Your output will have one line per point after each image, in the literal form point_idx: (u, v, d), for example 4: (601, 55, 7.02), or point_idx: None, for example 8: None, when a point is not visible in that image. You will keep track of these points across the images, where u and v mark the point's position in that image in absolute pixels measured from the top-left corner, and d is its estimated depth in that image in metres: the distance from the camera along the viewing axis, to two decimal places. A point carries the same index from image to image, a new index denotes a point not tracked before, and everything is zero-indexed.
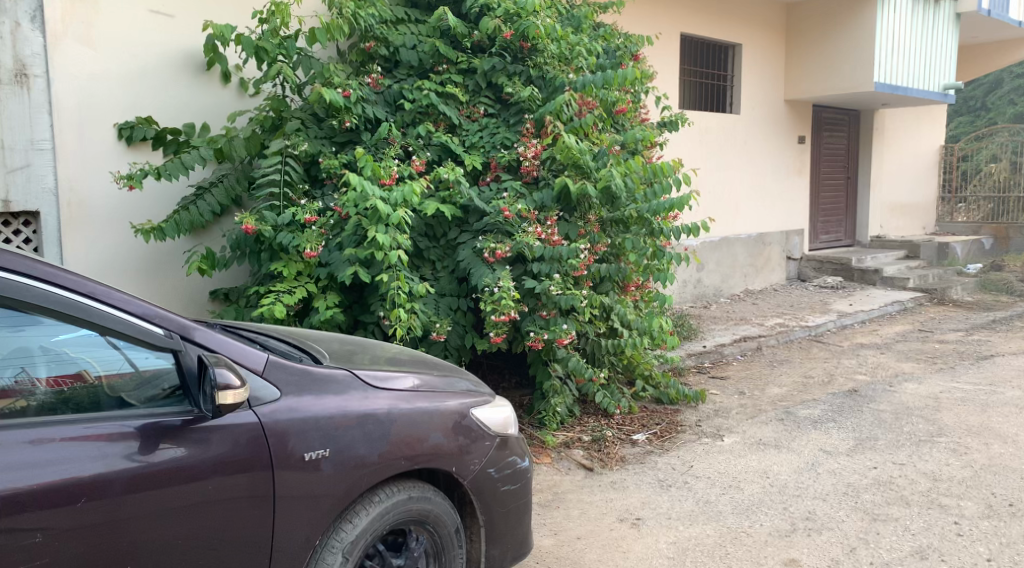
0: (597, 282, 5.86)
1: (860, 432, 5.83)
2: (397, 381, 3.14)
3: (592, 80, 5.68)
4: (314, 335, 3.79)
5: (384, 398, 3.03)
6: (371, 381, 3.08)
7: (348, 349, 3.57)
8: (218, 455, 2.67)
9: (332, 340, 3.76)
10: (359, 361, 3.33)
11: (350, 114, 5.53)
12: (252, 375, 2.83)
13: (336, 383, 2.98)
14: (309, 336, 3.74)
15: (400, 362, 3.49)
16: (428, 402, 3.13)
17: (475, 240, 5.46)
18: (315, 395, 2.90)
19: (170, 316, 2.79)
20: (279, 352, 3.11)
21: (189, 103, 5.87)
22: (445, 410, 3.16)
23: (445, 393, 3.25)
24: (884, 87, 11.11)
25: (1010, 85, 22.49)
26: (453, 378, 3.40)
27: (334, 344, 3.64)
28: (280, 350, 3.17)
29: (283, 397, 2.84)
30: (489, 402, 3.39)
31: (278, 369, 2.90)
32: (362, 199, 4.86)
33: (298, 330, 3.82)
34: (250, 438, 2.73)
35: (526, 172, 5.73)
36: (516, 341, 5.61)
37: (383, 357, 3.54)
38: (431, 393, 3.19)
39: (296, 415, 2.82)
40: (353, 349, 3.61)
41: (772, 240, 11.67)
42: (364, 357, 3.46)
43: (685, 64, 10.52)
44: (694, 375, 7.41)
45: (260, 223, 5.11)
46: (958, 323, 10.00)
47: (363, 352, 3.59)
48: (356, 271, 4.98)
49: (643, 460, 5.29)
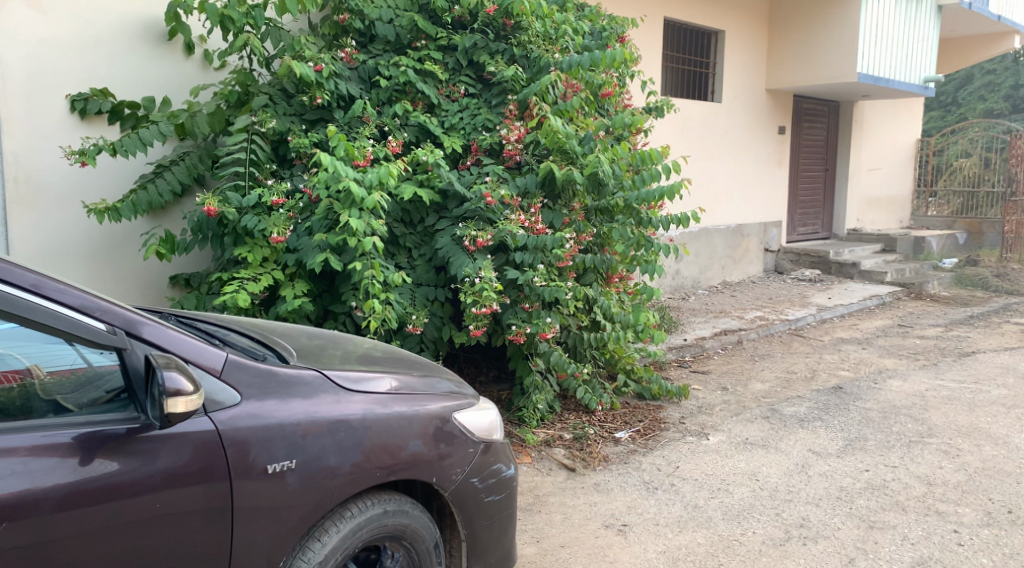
0: (580, 273, 5.60)
1: (848, 432, 5.62)
2: (373, 383, 2.85)
3: (579, 60, 5.40)
4: (279, 330, 3.50)
5: (358, 403, 2.73)
6: (344, 382, 2.78)
7: (316, 346, 3.28)
8: (168, 466, 2.38)
9: (299, 335, 3.48)
10: (329, 359, 3.04)
11: (322, 90, 5.21)
12: (207, 377, 2.52)
13: (305, 385, 2.68)
14: (274, 331, 3.45)
15: (375, 361, 3.21)
16: (407, 406, 2.85)
17: (454, 227, 5.16)
18: (280, 400, 2.60)
19: (115, 309, 2.47)
20: (241, 350, 2.80)
21: (149, 75, 5.50)
22: (425, 415, 2.87)
23: (426, 396, 2.96)
24: (865, 78, 10.96)
25: (980, 81, 22.53)
26: (433, 379, 3.11)
27: (301, 340, 3.35)
28: (241, 346, 2.87)
29: (244, 402, 2.54)
30: (473, 405, 3.11)
31: (239, 370, 2.59)
32: (335, 180, 4.54)
33: (262, 324, 3.52)
34: (205, 449, 2.43)
35: (508, 156, 5.50)
36: (496, 334, 5.33)
37: (355, 355, 3.26)
38: (410, 396, 2.90)
39: (259, 423, 2.52)
40: (322, 346, 3.32)
41: (750, 231, 11.50)
42: (335, 355, 3.17)
43: (668, 50, 10.27)
44: (675, 370, 7.19)
45: (223, 205, 4.78)
46: (937, 318, 9.87)
47: (334, 349, 3.31)
48: (328, 258, 4.66)
49: (627, 460, 5.05)
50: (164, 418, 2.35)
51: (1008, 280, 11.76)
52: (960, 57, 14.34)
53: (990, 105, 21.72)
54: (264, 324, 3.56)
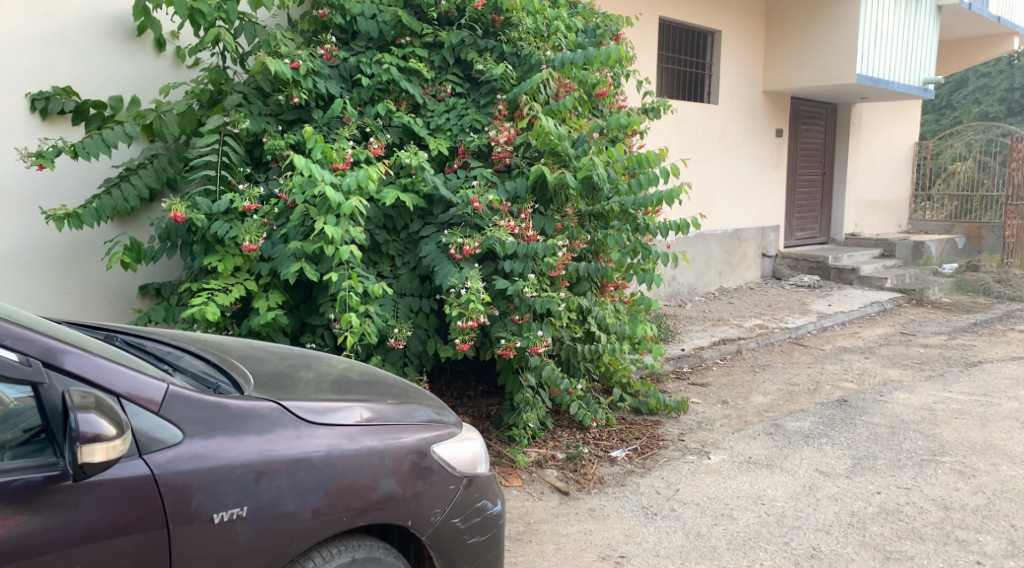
0: (573, 282, 5.34)
1: (856, 449, 5.31)
2: (340, 414, 2.62)
3: (572, 58, 5.10)
4: (244, 353, 3.23)
5: (322, 438, 2.51)
6: (308, 415, 2.55)
7: (282, 370, 3.01)
8: (93, 518, 2.19)
9: (266, 358, 3.20)
10: (293, 385, 2.79)
11: (299, 88, 4.90)
12: (142, 413, 2.31)
13: (260, 420, 2.46)
14: (237, 354, 3.18)
15: (346, 386, 2.94)
16: (377, 440, 2.62)
17: (440, 234, 4.86)
18: (230, 437, 2.39)
19: (31, 336, 2.29)
20: (189, 378, 2.58)
21: (116, 74, 5.20)
22: (399, 450, 2.64)
23: (401, 427, 2.73)
24: (865, 79, 10.70)
25: (975, 85, 22.31)
26: (410, 406, 2.86)
27: (268, 363, 3.08)
28: (192, 374, 2.64)
29: (186, 441, 2.33)
30: (455, 435, 2.86)
31: (181, 404, 2.37)
32: (311, 184, 4.25)
33: (225, 347, 3.25)
34: (139, 496, 2.25)
35: (497, 159, 5.20)
36: (484, 347, 5.01)
37: (326, 379, 2.99)
38: (383, 429, 2.67)
39: (202, 464, 2.32)
40: (289, 369, 3.05)
41: (747, 236, 11.23)
42: (300, 379, 2.90)
43: (663, 50, 9.99)
44: (673, 382, 6.89)
45: (192, 211, 4.46)
46: (940, 325, 9.59)
47: (303, 373, 3.04)
48: (302, 268, 4.37)
49: (624, 482, 4.75)
50: (79, 470, 2.18)
51: (1011, 285, 11.49)
52: (960, 58, 14.08)
53: (985, 108, 21.50)
54: (226, 346, 3.28)
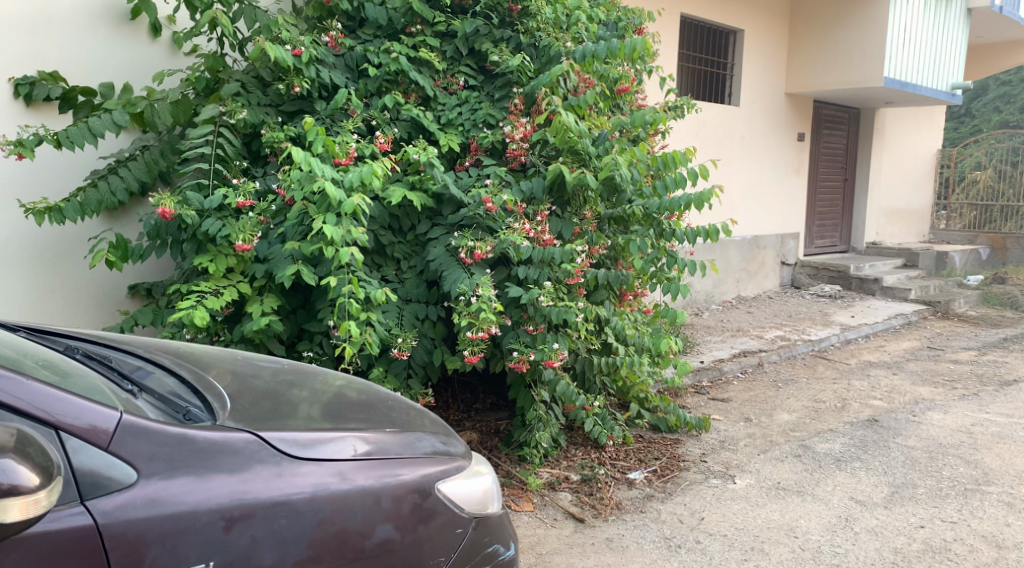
0: (591, 290, 4.97)
1: (893, 476, 4.92)
2: (330, 447, 2.36)
3: (594, 50, 4.74)
4: (229, 367, 2.91)
5: (306, 477, 2.25)
6: (290, 447, 2.30)
7: (269, 391, 2.70)
8: None
9: (253, 374, 2.89)
10: (280, 411, 2.51)
11: (301, 77, 4.57)
12: (87, 450, 2.10)
13: (232, 455, 2.22)
14: (221, 369, 2.86)
15: (341, 412, 2.63)
16: (371, 477, 2.34)
17: (449, 236, 4.52)
18: (195, 478, 2.15)
19: None
20: (150, 402, 2.37)
21: (107, 59, 4.88)
22: (397, 489, 2.35)
23: (400, 461, 2.44)
24: (893, 83, 10.32)
25: (995, 93, 21.88)
26: (413, 435, 2.58)
27: (255, 382, 2.77)
28: (159, 397, 2.45)
29: (143, 481, 2.11)
30: (465, 470, 2.56)
31: (138, 439, 2.15)
32: (309, 180, 3.92)
33: (206, 360, 2.94)
34: (79, 551, 2.02)
35: (512, 157, 4.85)
36: (494, 359, 4.65)
37: (319, 402, 2.69)
38: (379, 464, 2.39)
39: (160, 511, 2.09)
40: (277, 390, 2.74)
41: (767, 243, 10.85)
42: (288, 405, 2.59)
43: (683, 48, 9.63)
44: (692, 397, 6.52)
45: (181, 206, 4.13)
46: (969, 340, 9.19)
47: (295, 395, 2.72)
48: (299, 270, 4.02)
49: (644, 509, 4.40)
50: None
51: None
52: (988, 64, 13.65)
53: (1005, 116, 21.04)
54: (208, 359, 2.97)
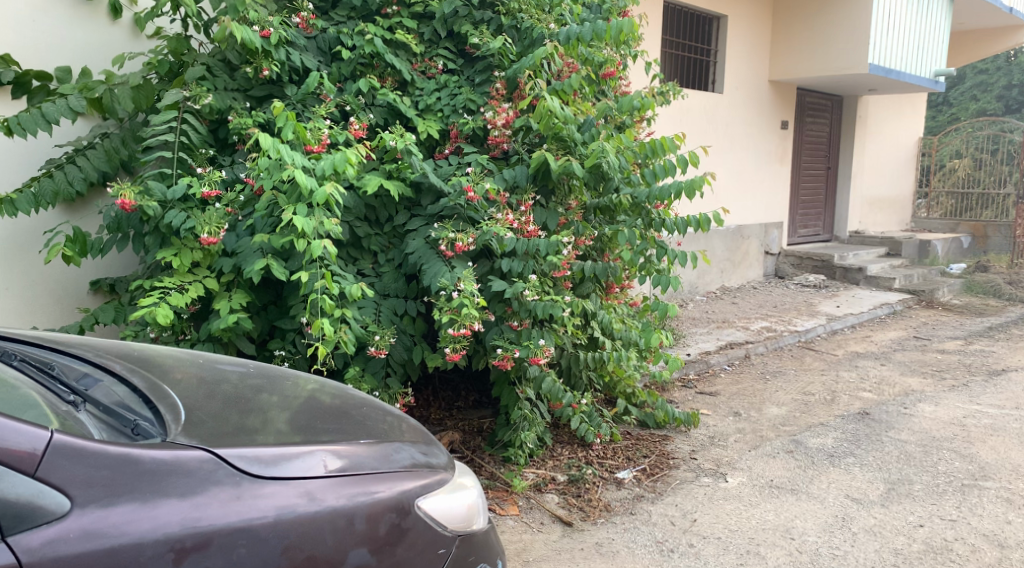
0: (576, 283, 4.81)
1: (888, 472, 4.77)
2: (297, 464, 2.17)
3: (579, 32, 4.53)
4: (190, 376, 2.70)
5: (268, 499, 2.07)
6: (253, 465, 2.11)
7: (232, 403, 2.49)
8: None
9: (215, 383, 2.68)
10: (243, 426, 2.30)
11: (269, 60, 4.33)
12: (13, 477, 1.89)
13: (182, 478, 2.02)
14: (180, 379, 2.65)
15: (311, 423, 2.43)
16: (342, 495, 2.16)
17: (429, 227, 4.30)
18: (139, 505, 1.96)
19: None
20: (94, 414, 2.18)
21: (63, 42, 4.61)
22: (372, 508, 2.17)
23: (376, 476, 2.26)
24: (878, 70, 10.17)
25: (971, 82, 21.92)
26: (390, 446, 2.39)
27: (216, 393, 2.55)
28: (105, 408, 2.24)
29: (78, 510, 1.91)
30: (446, 485, 2.40)
31: (72, 463, 1.95)
32: (278, 168, 3.67)
33: (164, 368, 2.73)
34: None
35: (494, 144, 4.63)
36: (476, 356, 4.45)
37: (287, 414, 2.49)
38: (352, 480, 2.21)
39: (99, 543, 1.90)
40: (241, 401, 2.53)
41: (750, 232, 10.71)
42: (252, 418, 2.39)
43: (667, 34, 9.42)
44: (680, 391, 6.35)
45: (143, 197, 3.89)
46: (954, 329, 9.09)
47: (260, 406, 2.52)
48: (269, 265, 3.79)
49: (633, 510, 4.22)
50: None
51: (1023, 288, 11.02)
52: (970, 51, 13.56)
53: (981, 106, 21.05)
54: (167, 367, 2.76)
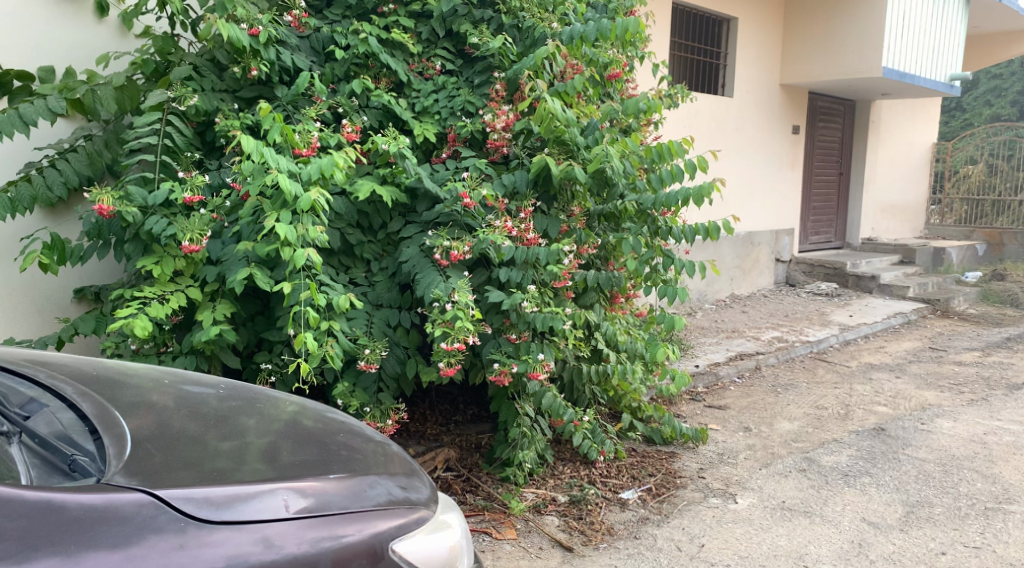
0: (579, 293, 4.60)
1: (906, 493, 4.53)
2: (256, 505, 2.05)
3: (583, 31, 4.32)
4: (155, 400, 2.49)
5: (216, 548, 1.94)
6: (208, 508, 2.00)
7: (197, 435, 2.30)
8: None
9: (182, 408, 2.47)
10: (205, 468, 2.13)
11: (259, 60, 4.13)
12: None
13: (113, 526, 1.90)
14: (143, 404, 2.43)
15: (282, 458, 2.26)
16: (306, 541, 2.04)
17: (424, 235, 4.10)
18: (65, 556, 1.84)
19: None
20: (28, 451, 2.09)
21: (47, 40, 4.43)
22: (337, 555, 2.05)
23: (344, 517, 2.13)
24: (892, 73, 9.94)
25: (986, 86, 21.58)
26: (364, 482, 2.26)
27: (182, 422, 2.37)
28: (42, 441, 2.16)
29: None
30: (423, 524, 2.27)
31: None
32: (261, 173, 3.52)
33: (127, 391, 2.52)
34: None
35: (493, 148, 4.43)
36: (473, 370, 4.24)
37: (258, 448, 2.30)
38: (317, 523, 2.08)
39: None
40: (209, 433, 2.34)
41: (761, 240, 10.49)
42: (218, 456, 2.21)
43: (676, 37, 9.21)
44: (688, 404, 6.14)
45: (122, 203, 3.70)
46: (971, 340, 8.82)
47: (229, 438, 2.33)
48: (253, 274, 3.60)
49: (637, 534, 4.01)
50: None
51: None
52: (987, 54, 13.29)
53: (996, 110, 20.70)
54: (130, 389, 2.54)
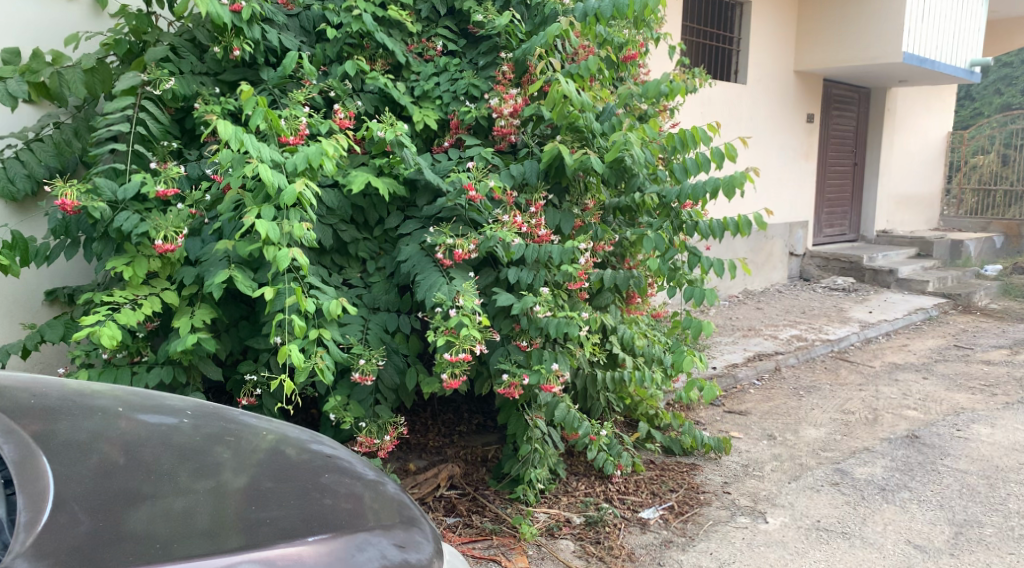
0: (593, 293, 4.22)
1: (952, 511, 4.16)
2: None
3: (597, 7, 3.91)
4: (108, 431, 2.13)
5: None
6: None
7: (156, 479, 1.97)
8: None
9: (140, 442, 2.11)
10: (158, 533, 1.82)
11: (241, 39, 3.73)
12: None
13: None
14: (96, 437, 2.08)
15: (255, 510, 1.95)
16: None
17: (425, 231, 3.72)
18: None
19: None
20: None
21: (10, 19, 4.03)
22: None
23: None
24: (912, 59, 9.53)
25: (997, 74, 21.13)
26: (352, 544, 1.95)
27: (145, 458, 2.04)
28: None
29: None
30: None
31: None
32: (242, 162, 3.13)
33: (71, 424, 2.12)
34: None
35: (500, 136, 4.05)
36: (480, 380, 3.86)
37: (228, 495, 1.98)
38: None
39: None
40: (174, 473, 2.01)
41: (774, 232, 10.11)
42: (177, 510, 1.89)
43: (687, 21, 8.82)
44: (706, 410, 5.76)
45: (88, 196, 3.31)
46: (998, 337, 8.42)
47: (194, 479, 2.00)
48: (233, 276, 3.23)
49: (661, 560, 3.64)
50: None
51: None
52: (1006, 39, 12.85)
53: (1006, 99, 20.22)
54: (78, 417, 2.17)
